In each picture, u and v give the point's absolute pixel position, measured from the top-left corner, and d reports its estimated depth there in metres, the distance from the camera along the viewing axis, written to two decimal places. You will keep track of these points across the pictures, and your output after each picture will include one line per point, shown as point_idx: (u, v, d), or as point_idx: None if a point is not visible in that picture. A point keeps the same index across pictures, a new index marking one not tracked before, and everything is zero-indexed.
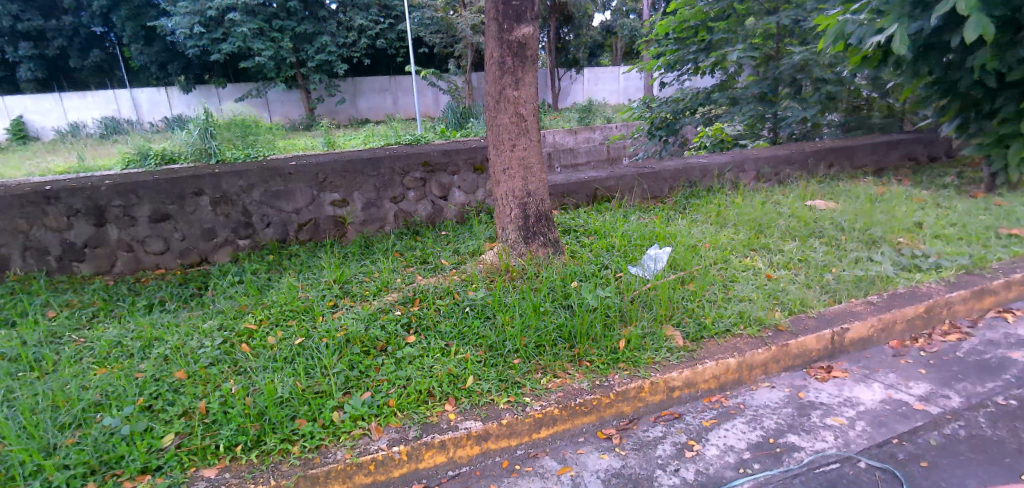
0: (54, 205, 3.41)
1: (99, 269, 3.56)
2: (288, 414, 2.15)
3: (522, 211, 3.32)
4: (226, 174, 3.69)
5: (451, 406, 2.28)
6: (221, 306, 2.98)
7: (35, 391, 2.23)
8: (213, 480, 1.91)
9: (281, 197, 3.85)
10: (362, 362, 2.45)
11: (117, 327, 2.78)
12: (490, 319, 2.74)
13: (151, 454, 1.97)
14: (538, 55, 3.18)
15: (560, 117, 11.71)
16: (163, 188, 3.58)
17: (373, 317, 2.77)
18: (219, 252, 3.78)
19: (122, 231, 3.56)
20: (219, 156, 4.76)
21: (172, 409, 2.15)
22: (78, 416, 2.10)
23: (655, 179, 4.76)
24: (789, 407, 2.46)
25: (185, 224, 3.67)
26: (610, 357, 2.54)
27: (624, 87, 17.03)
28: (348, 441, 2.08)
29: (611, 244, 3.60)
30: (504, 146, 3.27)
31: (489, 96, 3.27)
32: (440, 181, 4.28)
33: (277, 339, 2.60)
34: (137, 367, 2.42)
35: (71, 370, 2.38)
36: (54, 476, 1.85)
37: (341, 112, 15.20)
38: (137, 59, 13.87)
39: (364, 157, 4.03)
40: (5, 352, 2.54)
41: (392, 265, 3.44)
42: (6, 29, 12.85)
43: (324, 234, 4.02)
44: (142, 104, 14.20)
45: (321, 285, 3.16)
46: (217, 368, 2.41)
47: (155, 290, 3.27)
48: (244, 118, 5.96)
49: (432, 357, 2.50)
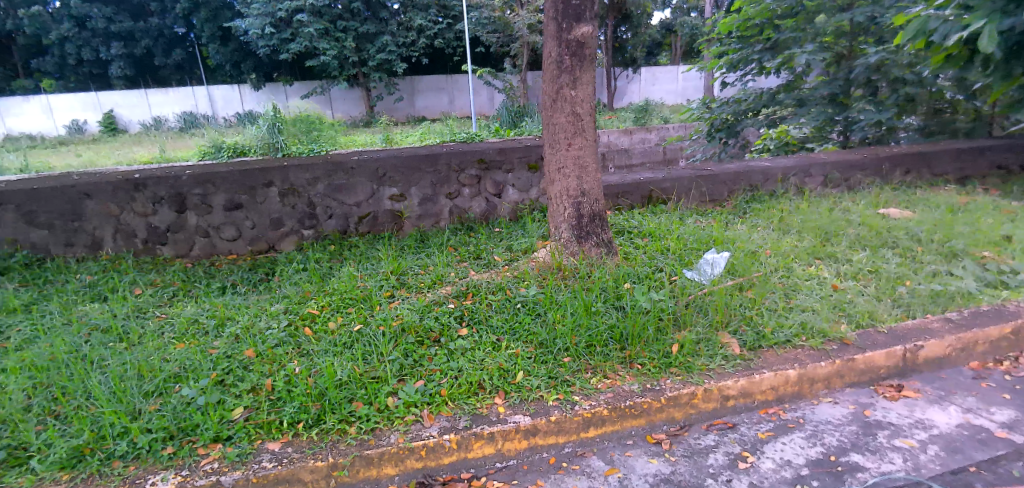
0: (142, 192, 3.68)
1: (179, 252, 3.82)
2: (346, 396, 2.25)
3: (576, 210, 3.32)
4: (293, 167, 3.87)
5: (500, 399, 2.31)
6: (287, 291, 3.14)
7: (124, 360, 2.43)
8: (277, 453, 2.03)
9: (344, 190, 4.01)
10: (415, 351, 2.53)
11: (194, 306, 2.98)
12: (541, 317, 2.76)
13: (223, 424, 2.10)
14: (597, 54, 3.17)
15: (616, 116, 11.55)
16: (237, 179, 3.80)
17: (427, 308, 2.85)
18: (285, 240, 3.97)
19: (199, 218, 3.81)
20: (284, 150, 5.02)
21: (242, 384, 2.29)
22: (159, 384, 2.27)
23: (714, 181, 4.64)
24: (853, 425, 2.35)
25: (256, 213, 3.88)
26: (662, 361, 2.50)
27: (682, 87, 16.61)
28: (401, 426, 2.15)
29: (666, 247, 3.55)
30: (560, 146, 3.28)
31: (546, 95, 3.29)
32: (495, 179, 4.32)
33: (337, 325, 2.73)
34: (212, 343, 2.59)
35: (155, 343, 2.57)
36: (138, 438, 2.01)
37: (399, 110, 15.67)
38: (213, 58, 14.74)
39: (422, 153, 4.14)
40: (99, 323, 2.78)
41: (446, 259, 3.51)
42: (100, 30, 13.98)
43: (382, 227, 4.14)
44: (217, 101, 15.02)
45: (379, 276, 3.28)
46: (283, 348, 2.54)
47: (227, 274, 3.48)
48: (309, 115, 6.24)
49: (483, 351, 2.54)
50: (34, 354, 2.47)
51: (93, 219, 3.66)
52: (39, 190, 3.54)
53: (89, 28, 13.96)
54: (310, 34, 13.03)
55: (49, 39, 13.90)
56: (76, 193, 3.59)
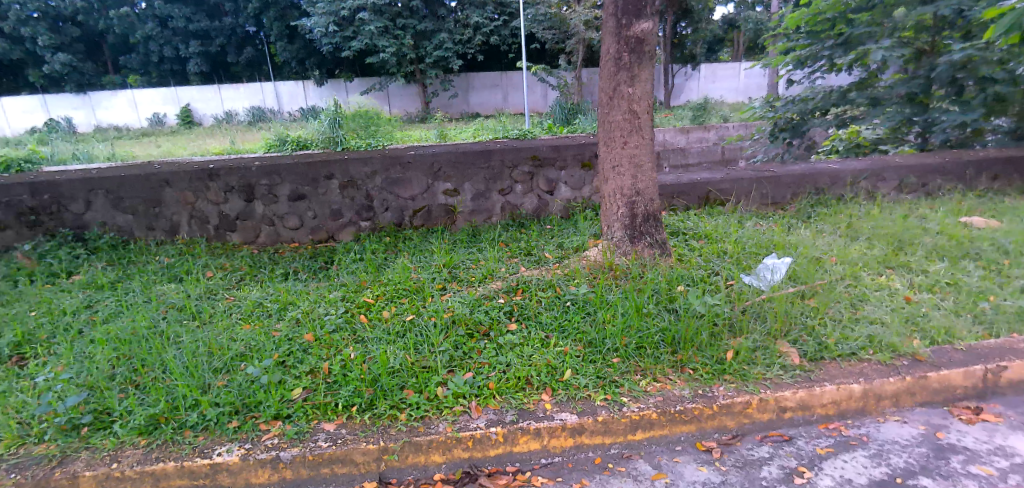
0: (215, 182, 3.90)
1: (247, 239, 4.03)
2: (398, 383, 2.31)
3: (629, 209, 3.28)
4: (353, 161, 4.01)
5: (548, 396, 2.31)
6: (344, 280, 3.26)
7: (196, 337, 2.59)
8: (331, 434, 2.11)
9: (400, 184, 4.11)
10: (465, 343, 2.57)
11: (259, 290, 3.14)
12: (591, 316, 2.74)
13: (283, 403, 2.21)
14: (656, 51, 3.10)
15: (673, 115, 11.27)
16: (301, 171, 3.97)
17: (477, 302, 2.88)
18: (343, 231, 4.11)
19: (266, 207, 4.00)
20: (343, 144, 5.22)
21: (301, 366, 2.40)
22: (226, 362, 2.41)
23: (777, 183, 4.47)
24: (923, 447, 2.21)
25: (317, 204, 4.04)
26: (715, 367, 2.43)
27: (745, 85, 16.01)
28: (449, 416, 2.19)
29: (724, 250, 3.44)
30: (615, 144, 3.25)
31: (602, 92, 3.26)
32: (548, 176, 4.31)
33: (391, 314, 2.81)
34: (275, 326, 2.72)
35: (223, 323, 2.73)
36: (207, 410, 2.15)
37: (454, 106, 15.86)
38: (281, 55, 15.40)
39: (477, 149, 4.18)
40: (175, 301, 2.97)
41: (497, 255, 3.54)
42: (180, 29, 14.88)
43: (435, 221, 4.22)
44: (283, 96, 15.69)
45: (432, 268, 3.35)
46: (339, 334, 2.64)
47: (289, 261, 3.64)
48: (368, 110, 6.42)
49: (532, 347, 2.55)
50: (118, 328, 2.68)
51: (172, 205, 3.91)
52: (125, 178, 3.81)
53: (170, 28, 14.90)
54: (371, 32, 13.39)
55: (135, 38, 14.93)
56: (157, 181, 3.84)
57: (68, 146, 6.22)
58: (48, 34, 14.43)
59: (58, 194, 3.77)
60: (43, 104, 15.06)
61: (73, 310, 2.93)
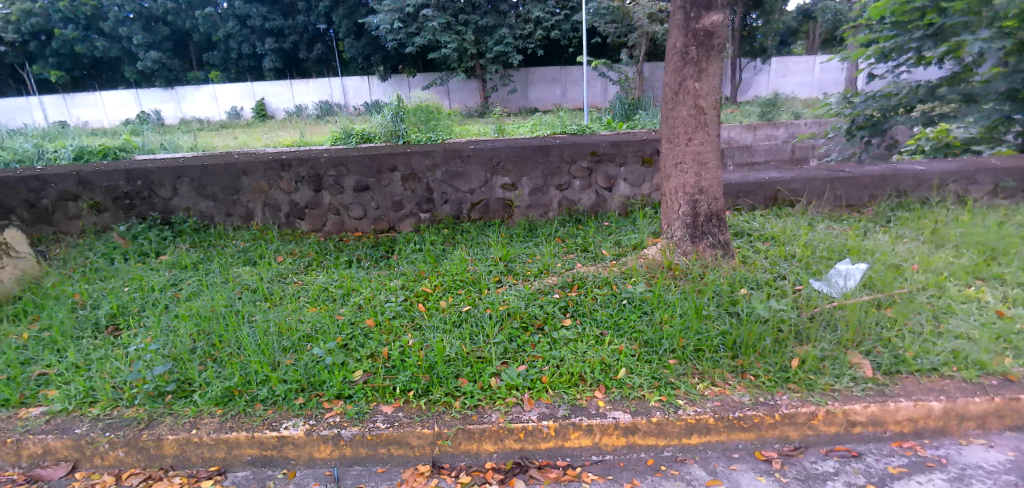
0: (287, 172, 4.10)
1: (314, 227, 4.22)
2: (453, 371, 2.36)
3: (691, 208, 3.19)
4: (415, 154, 4.11)
5: (601, 393, 2.29)
6: (404, 269, 3.36)
7: (267, 317, 2.74)
8: (389, 416, 2.19)
9: (460, 177, 4.17)
10: (519, 336, 2.59)
11: (325, 276, 3.28)
12: (647, 315, 2.69)
13: (345, 384, 2.31)
14: (726, 44, 3.00)
15: (739, 110, 10.84)
16: (366, 163, 4.11)
17: (533, 296, 2.90)
18: (404, 222, 4.23)
19: (333, 197, 4.17)
20: (404, 137, 5.43)
21: (362, 350, 2.50)
22: (294, 342, 2.55)
23: (853, 185, 4.22)
24: (1011, 475, 2.04)
25: (380, 195, 4.17)
26: (779, 375, 2.33)
27: (820, 79, 15.15)
28: (502, 407, 2.22)
29: (792, 253, 3.29)
30: (678, 140, 3.17)
31: (668, 87, 3.18)
32: (607, 172, 4.25)
33: (448, 304, 2.87)
34: (339, 310, 2.84)
35: (292, 306, 2.87)
36: (276, 387, 2.28)
37: (512, 101, 15.97)
38: (348, 51, 15.92)
39: (536, 144, 4.18)
40: (249, 283, 3.16)
41: (554, 250, 3.53)
42: (257, 27, 15.67)
43: (493, 215, 4.26)
44: (349, 91, 16.27)
45: (488, 261, 3.38)
46: (399, 321, 2.73)
47: (353, 249, 3.79)
48: (429, 105, 6.54)
49: (586, 343, 2.53)
50: (199, 305, 2.88)
51: (248, 193, 4.14)
52: (207, 167, 4.07)
53: (248, 26, 15.73)
54: (434, 28, 13.62)
55: (217, 36, 15.89)
56: (236, 170, 4.08)
57: (157, 137, 6.73)
58: (142, 33, 15.60)
59: (149, 180, 4.07)
60: (137, 98, 16.32)
61: (160, 287, 3.17)
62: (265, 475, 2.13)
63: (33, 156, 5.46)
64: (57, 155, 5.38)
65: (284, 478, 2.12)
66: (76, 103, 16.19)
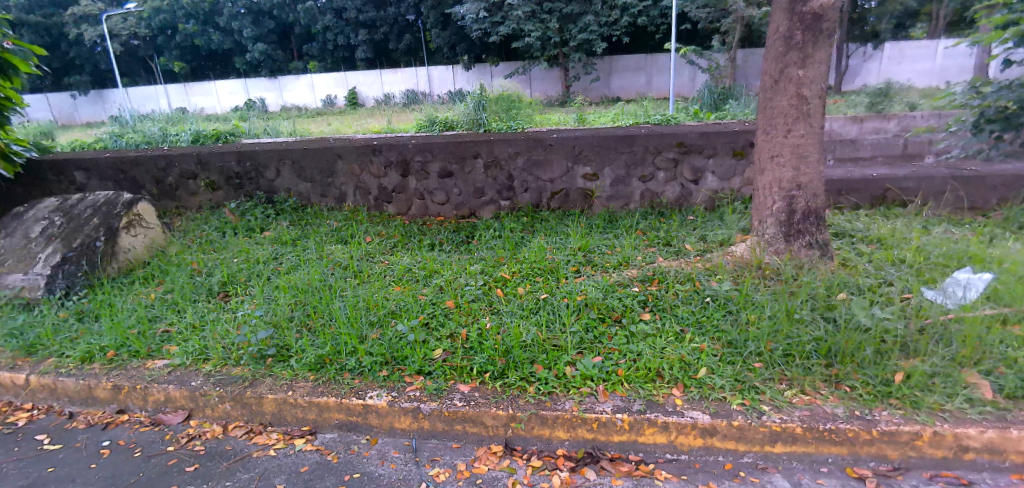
0: (377, 156, 4.30)
1: (400, 211, 4.40)
2: (529, 357, 2.39)
3: (787, 205, 3.02)
4: (498, 142, 4.15)
5: (679, 392, 2.22)
6: (483, 254, 3.42)
7: (356, 293, 2.91)
8: (465, 395, 2.26)
9: (541, 166, 4.17)
10: (596, 327, 2.56)
11: (409, 257, 3.42)
12: (732, 315, 2.58)
13: (425, 360, 2.41)
14: (836, 29, 2.79)
15: (843, 100, 9.98)
16: (451, 150, 4.21)
17: (611, 288, 2.86)
18: (485, 208, 4.30)
19: (418, 182, 4.32)
20: (484, 126, 5.48)
21: (442, 330, 2.59)
22: (380, 317, 2.68)
23: (979, 185, 3.80)
24: None
25: (463, 182, 4.27)
26: (878, 389, 2.15)
27: (941, 67, 13.53)
28: (576, 396, 2.22)
29: (901, 258, 3.02)
30: (777, 132, 2.99)
31: (767, 75, 3.02)
32: (693, 164, 4.08)
33: (526, 291, 2.90)
34: (422, 291, 2.95)
35: (378, 284, 3.02)
36: (363, 358, 2.42)
37: (593, 90, 15.66)
38: (434, 41, 16.29)
39: (620, 134, 4.08)
40: (340, 261, 3.36)
41: (634, 243, 3.45)
42: (352, 19, 16.42)
43: (572, 205, 4.23)
44: (434, 80, 16.69)
45: (567, 251, 3.37)
46: (477, 304, 2.79)
47: (436, 233, 3.91)
48: (511, 93, 6.58)
49: (665, 339, 2.47)
50: (297, 278, 3.10)
51: (342, 176, 4.38)
52: (307, 150, 4.34)
53: (344, 18, 16.51)
54: (519, 17, 13.63)
55: (317, 28, 16.83)
56: (331, 154, 4.32)
57: (262, 123, 7.27)
58: (251, 26, 16.84)
59: (256, 162, 4.41)
60: (244, 87, 17.64)
61: (264, 260, 3.44)
62: (350, 439, 2.27)
63: (159, 139, 6.09)
64: (178, 138, 5.96)
65: (366, 444, 2.24)
66: (195, 92, 17.80)
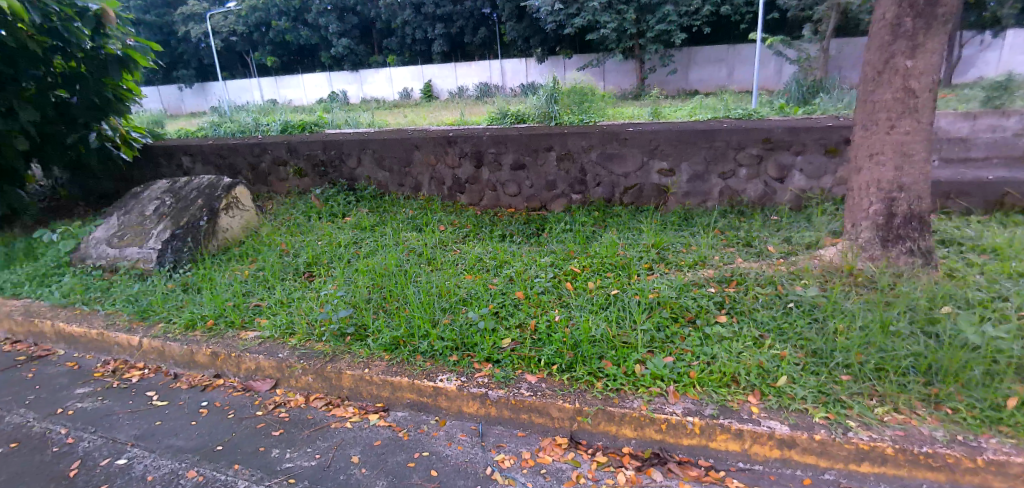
0: (452, 147, 4.38)
1: (473, 201, 4.47)
2: (598, 352, 2.37)
3: (886, 207, 2.80)
4: (573, 134, 4.11)
5: (755, 399, 2.13)
6: (554, 247, 3.42)
7: (429, 279, 2.99)
8: (533, 385, 2.28)
9: (615, 160, 4.09)
10: (668, 326, 2.50)
11: (481, 247, 3.47)
12: (818, 323, 2.42)
13: (494, 349, 2.45)
14: (954, 14, 2.54)
15: (952, 95, 9.08)
16: (524, 142, 4.22)
17: (685, 288, 2.77)
18: (556, 202, 4.29)
19: (492, 174, 4.37)
20: (556, 118, 5.46)
21: (511, 320, 2.61)
22: (452, 304, 2.75)
23: None
24: None
25: (536, 174, 4.27)
26: (986, 413, 1.96)
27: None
28: (645, 395, 2.18)
29: (1019, 272, 2.72)
30: (878, 128, 2.77)
31: (870, 66, 2.80)
32: (779, 161, 3.83)
33: (596, 286, 2.87)
34: (492, 280, 3.00)
35: (451, 271, 3.10)
36: (434, 343, 2.50)
37: (670, 82, 15.14)
38: (508, 34, 16.35)
39: (701, 128, 3.91)
40: (415, 248, 3.46)
41: (712, 242, 3.32)
42: (430, 13, 16.78)
43: (646, 201, 4.11)
44: (507, 73, 16.77)
45: (640, 247, 3.30)
46: (547, 296, 2.80)
47: (507, 224, 3.94)
48: (584, 86, 6.49)
49: (742, 343, 2.36)
50: (374, 262, 3.23)
51: (418, 166, 4.51)
52: (387, 140, 4.50)
53: (423, 12, 16.91)
54: (595, 9, 13.39)
55: (397, 22, 17.39)
56: (409, 145, 4.46)
57: (343, 114, 7.62)
58: (337, 22, 17.62)
59: (340, 151, 4.62)
60: (328, 80, 18.54)
61: (345, 243, 3.62)
62: (420, 419, 2.35)
63: (252, 129, 6.54)
64: (269, 128, 6.37)
65: (435, 425, 2.31)
66: (285, 84, 18.91)
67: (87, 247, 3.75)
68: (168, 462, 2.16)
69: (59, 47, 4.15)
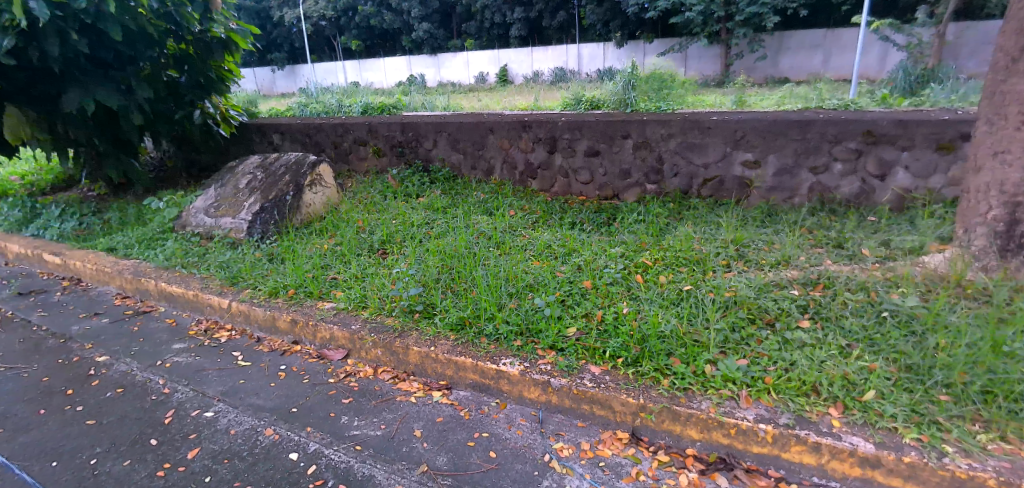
0: (527, 132, 4.36)
1: (544, 188, 4.44)
2: (666, 349, 2.29)
3: (1008, 212, 2.52)
4: (651, 122, 3.97)
5: (837, 412, 1.98)
6: (626, 238, 3.33)
7: (497, 263, 3.01)
8: (596, 377, 2.24)
9: (695, 149, 3.90)
10: (744, 328, 2.37)
11: (550, 234, 3.44)
12: (915, 337, 2.21)
13: (559, 336, 2.43)
14: None
15: None
16: (600, 129, 4.13)
17: (765, 288, 2.61)
18: (630, 191, 4.17)
19: (565, 160, 4.31)
20: (633, 105, 5.29)
21: (577, 309, 2.58)
22: (519, 289, 2.75)
23: None
24: None
25: (610, 162, 4.17)
26: None
27: None
28: (714, 397, 2.08)
29: None
30: (1007, 124, 2.52)
31: (1004, 54, 2.58)
32: (881, 157, 3.49)
33: (668, 280, 2.77)
34: (560, 268, 2.97)
35: (518, 257, 3.09)
36: (499, 327, 2.52)
37: (759, 70, 14.29)
38: (587, 19, 15.99)
39: (794, 118, 3.64)
40: (485, 231, 3.49)
41: (798, 241, 3.10)
42: None
43: (726, 194, 3.90)
44: (584, 58, 16.29)
45: (717, 242, 3.14)
46: (616, 287, 2.73)
47: (577, 212, 3.88)
48: (664, 72, 6.24)
49: (826, 352, 2.20)
50: (445, 244, 3.29)
51: (492, 150, 4.53)
52: (463, 124, 4.55)
53: None
54: None
55: (477, 6, 17.49)
56: (484, 128, 4.48)
57: (420, 97, 7.77)
58: (419, 6, 18.02)
59: (417, 133, 4.73)
60: (408, 64, 18.95)
61: (418, 223, 3.70)
62: (482, 400, 2.38)
63: (336, 110, 6.80)
64: (351, 109, 6.61)
65: (496, 407, 2.34)
66: (368, 67, 19.57)
67: (187, 215, 4.06)
68: (248, 419, 2.32)
69: (171, 30, 4.50)
